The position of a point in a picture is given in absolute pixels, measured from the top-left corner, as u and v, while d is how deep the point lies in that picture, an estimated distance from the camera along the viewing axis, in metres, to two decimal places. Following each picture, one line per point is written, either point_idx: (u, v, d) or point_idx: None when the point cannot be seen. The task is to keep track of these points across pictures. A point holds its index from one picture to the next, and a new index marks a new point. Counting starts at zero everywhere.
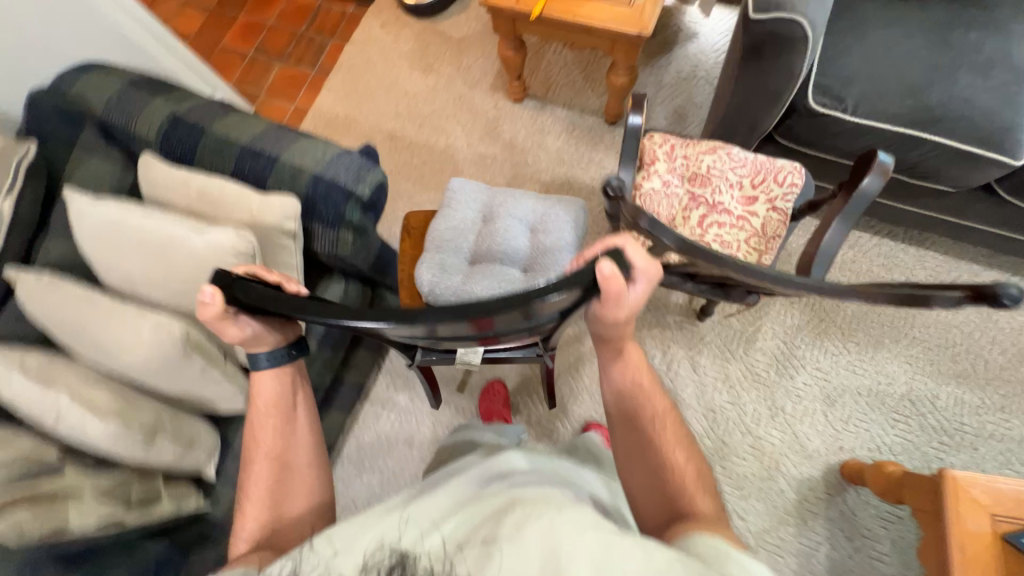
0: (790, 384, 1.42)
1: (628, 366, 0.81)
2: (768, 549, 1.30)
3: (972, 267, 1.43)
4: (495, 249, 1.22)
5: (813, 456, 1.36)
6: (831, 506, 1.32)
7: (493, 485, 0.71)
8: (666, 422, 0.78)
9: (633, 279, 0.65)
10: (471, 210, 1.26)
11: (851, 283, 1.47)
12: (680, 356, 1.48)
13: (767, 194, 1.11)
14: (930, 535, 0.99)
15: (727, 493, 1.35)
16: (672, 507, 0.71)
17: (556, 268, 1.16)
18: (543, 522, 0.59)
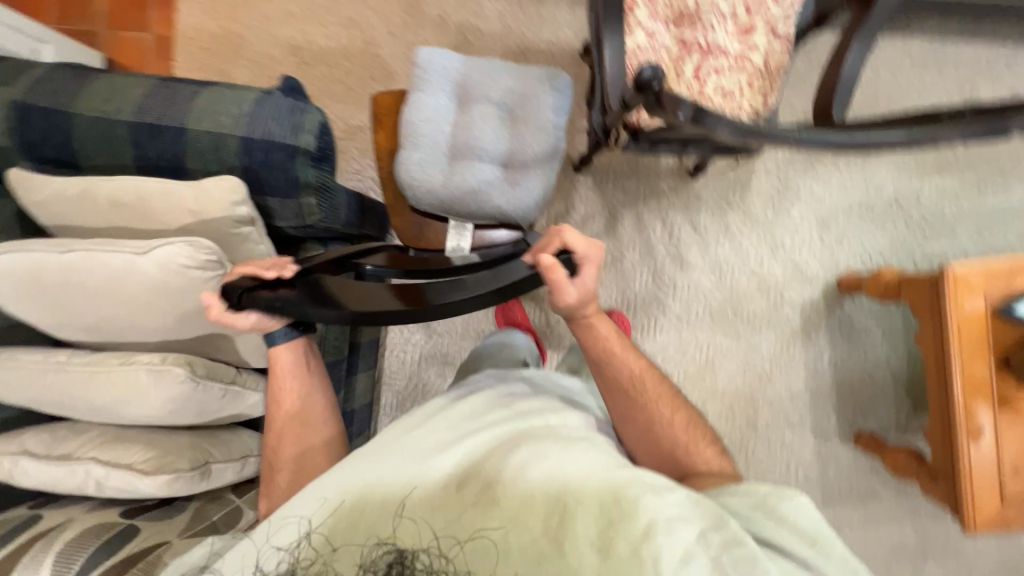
0: (787, 218, 1.44)
1: (601, 339, 0.82)
2: (781, 366, 1.47)
3: (958, 45, 1.36)
4: (476, 131, 1.08)
5: (812, 278, 1.45)
6: (833, 316, 1.46)
7: (495, 413, 0.77)
8: (647, 379, 0.82)
9: (581, 264, 0.74)
10: (446, 87, 1.08)
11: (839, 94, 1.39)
12: (679, 221, 1.47)
13: (763, 20, 0.96)
14: (925, 325, 1.12)
15: (741, 332, 1.47)
16: (685, 464, 0.80)
17: (541, 155, 1.07)
18: (549, 457, 0.67)
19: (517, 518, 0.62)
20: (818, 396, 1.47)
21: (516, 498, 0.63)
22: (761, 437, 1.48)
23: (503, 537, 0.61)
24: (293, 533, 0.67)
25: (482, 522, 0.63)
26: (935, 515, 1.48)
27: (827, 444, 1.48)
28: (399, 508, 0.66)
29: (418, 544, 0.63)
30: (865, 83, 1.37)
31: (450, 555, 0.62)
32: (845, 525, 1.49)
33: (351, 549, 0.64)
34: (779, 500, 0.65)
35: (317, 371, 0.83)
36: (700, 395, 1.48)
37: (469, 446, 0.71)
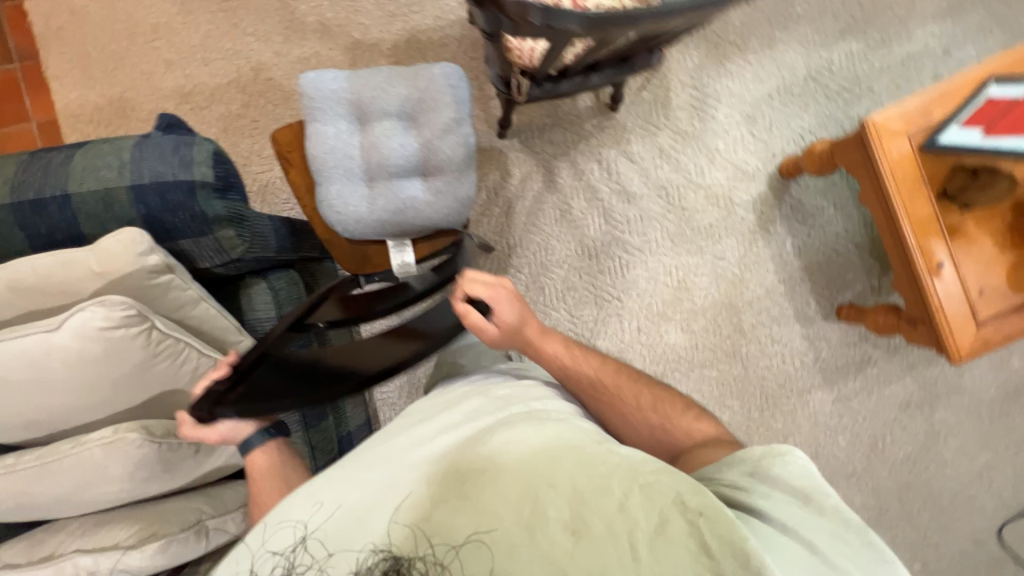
0: (714, 127, 1.45)
1: (553, 355, 0.92)
2: (751, 268, 1.50)
3: None
4: (387, 150, 0.95)
5: (754, 174, 1.46)
6: (785, 204, 1.48)
7: (472, 402, 0.83)
8: (604, 376, 0.93)
9: (494, 302, 0.85)
10: (338, 108, 0.95)
11: None
12: (613, 156, 1.46)
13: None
14: (866, 181, 1.13)
15: (703, 246, 1.49)
16: (671, 439, 0.88)
17: (462, 157, 0.96)
18: (528, 439, 0.71)
19: (499, 503, 0.65)
20: (793, 284, 1.50)
21: (497, 486, 0.67)
22: (750, 340, 1.52)
23: (486, 524, 0.64)
24: (290, 539, 0.69)
25: (466, 508, 0.66)
26: (931, 363, 1.54)
27: (814, 328, 1.51)
28: (390, 511, 0.69)
29: (412, 547, 0.65)
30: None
31: (438, 552, 0.64)
32: (852, 397, 1.54)
33: (343, 552, 0.66)
34: (770, 461, 0.70)
35: (289, 474, 0.77)
36: (682, 317, 1.52)
37: (453, 436, 0.77)
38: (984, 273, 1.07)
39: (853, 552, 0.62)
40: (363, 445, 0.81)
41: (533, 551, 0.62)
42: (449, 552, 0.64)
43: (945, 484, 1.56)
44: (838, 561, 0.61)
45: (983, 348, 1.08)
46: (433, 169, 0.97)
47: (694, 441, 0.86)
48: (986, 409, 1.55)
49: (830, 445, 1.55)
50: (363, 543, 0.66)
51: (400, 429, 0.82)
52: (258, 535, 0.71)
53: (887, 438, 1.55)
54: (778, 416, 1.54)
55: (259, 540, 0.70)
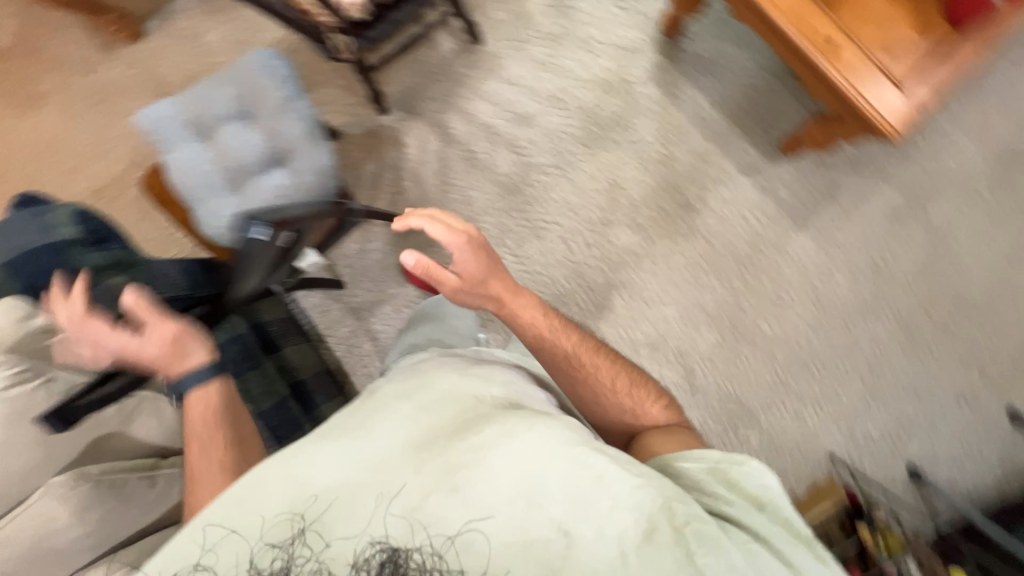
0: (581, 20, 1.41)
1: (527, 324, 0.89)
2: (674, 139, 1.42)
3: None
4: (237, 150, 0.97)
5: (638, 46, 1.40)
6: (684, 62, 1.40)
7: (455, 379, 0.79)
8: (581, 354, 0.89)
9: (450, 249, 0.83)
10: (180, 130, 0.97)
11: None
12: (495, 86, 1.44)
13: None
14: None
15: (617, 138, 1.43)
16: (632, 419, 0.87)
17: (309, 129, 0.98)
18: (523, 429, 0.68)
19: (493, 495, 0.63)
20: (726, 137, 1.41)
21: (492, 481, 0.64)
22: (704, 211, 1.44)
23: (481, 515, 0.63)
24: (288, 530, 0.64)
25: (461, 501, 0.63)
26: (904, 162, 1.42)
27: (764, 173, 1.42)
28: (388, 499, 0.64)
29: (410, 538, 0.62)
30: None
31: (435, 541, 0.62)
32: (832, 228, 1.43)
33: (341, 543, 0.63)
34: (729, 467, 0.72)
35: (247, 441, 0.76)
36: (627, 214, 1.45)
37: (438, 418, 0.73)
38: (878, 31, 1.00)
39: (809, 557, 0.64)
40: (360, 416, 0.74)
41: (527, 543, 0.61)
42: (446, 541, 0.62)
43: (973, 280, 1.42)
44: (796, 564, 0.63)
45: (921, 110, 0.97)
46: (287, 151, 0.98)
47: (654, 425, 0.85)
48: (985, 187, 1.41)
49: (831, 286, 1.45)
50: (360, 533, 0.63)
51: (387, 405, 0.74)
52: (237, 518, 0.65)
53: (890, 256, 1.43)
54: (765, 277, 1.45)
55: (254, 529, 0.65)
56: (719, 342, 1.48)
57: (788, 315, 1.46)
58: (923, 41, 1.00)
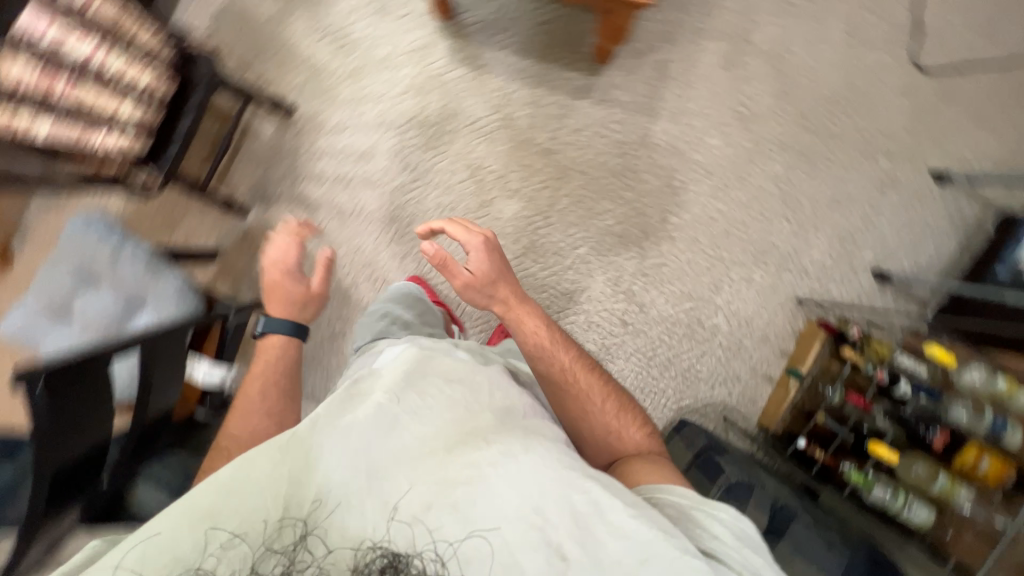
0: (369, 46, 1.46)
1: (528, 329, 0.94)
2: (503, 103, 1.47)
3: None
4: (95, 314, 1.00)
5: (428, 42, 1.46)
6: (475, 32, 1.45)
7: (453, 388, 0.79)
8: (575, 370, 0.91)
9: (467, 251, 0.97)
10: (43, 321, 1.02)
11: None
12: (328, 141, 1.49)
13: (50, 15, 0.89)
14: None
15: (456, 128, 1.48)
16: (612, 444, 0.87)
17: (157, 266, 1.05)
18: (523, 447, 0.71)
19: (492, 511, 0.65)
20: (545, 76, 1.46)
21: (494, 498, 0.66)
22: (565, 149, 1.47)
23: (483, 525, 0.64)
24: (290, 537, 0.63)
25: (461, 516, 0.64)
26: (713, 12, 1.45)
27: (596, 90, 1.46)
28: (392, 504, 0.65)
29: (412, 544, 0.63)
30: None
31: (435, 549, 0.63)
32: (681, 104, 1.46)
33: (342, 548, 0.62)
34: (700, 511, 0.71)
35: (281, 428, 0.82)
36: (502, 186, 1.48)
37: (441, 429, 0.72)
38: None
39: None
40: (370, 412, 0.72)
41: (524, 548, 0.63)
42: (445, 546, 0.63)
43: (828, 82, 1.45)
44: None
45: None
46: (143, 291, 1.03)
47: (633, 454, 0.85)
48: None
49: (711, 153, 1.47)
50: (359, 541, 0.63)
51: (386, 409, 0.73)
52: (227, 520, 0.62)
53: (746, 100, 1.45)
54: (649, 176, 1.47)
55: (257, 533, 0.63)
56: (642, 254, 1.49)
57: (689, 198, 1.48)
58: None
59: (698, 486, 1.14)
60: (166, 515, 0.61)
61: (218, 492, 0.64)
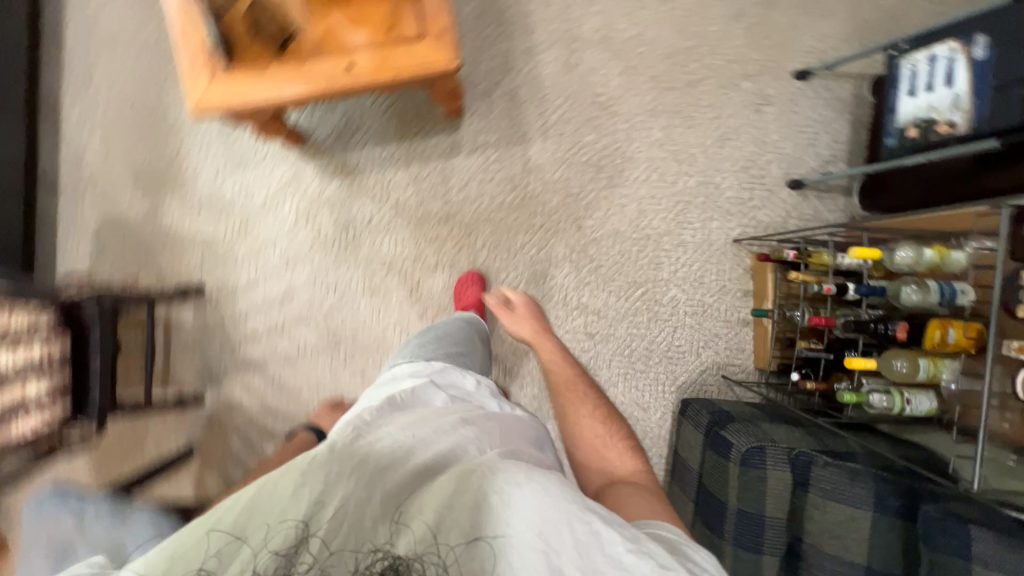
0: (245, 199, 1.49)
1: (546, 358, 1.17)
2: (388, 192, 1.50)
3: (67, 70, 1.47)
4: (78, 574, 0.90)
5: (294, 171, 1.49)
6: (334, 144, 1.48)
7: (464, 426, 0.81)
8: (572, 390, 1.09)
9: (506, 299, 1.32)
10: None
11: (119, 169, 1.49)
12: (246, 300, 1.50)
13: None
14: (274, 82, 1.05)
15: (356, 233, 1.50)
16: (607, 471, 0.92)
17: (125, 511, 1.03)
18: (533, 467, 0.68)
19: (495, 520, 0.62)
20: (414, 153, 1.49)
21: (499, 511, 0.62)
22: (462, 207, 1.50)
23: (485, 533, 0.61)
24: (287, 540, 0.60)
25: (462, 525, 0.62)
26: (534, 26, 1.48)
27: (464, 143, 1.49)
28: (398, 511, 0.65)
29: (412, 548, 0.60)
30: (115, 144, 1.49)
31: (438, 554, 0.60)
32: (544, 121, 1.49)
33: (343, 554, 0.60)
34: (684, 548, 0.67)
35: None
36: (422, 266, 1.50)
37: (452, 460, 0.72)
38: (367, 16, 1.06)
39: None
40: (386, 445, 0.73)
41: (530, 551, 0.60)
42: (446, 550, 0.60)
43: (665, 38, 1.49)
44: None
45: (450, 27, 1.04)
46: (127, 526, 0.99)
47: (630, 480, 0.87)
48: None
49: (593, 149, 1.49)
50: (362, 544, 0.61)
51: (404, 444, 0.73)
52: (241, 528, 0.60)
53: (601, 89, 1.49)
54: (549, 196, 1.50)
55: (259, 537, 0.60)
56: (575, 266, 1.51)
57: (592, 198, 1.50)
58: None
59: (719, 468, 1.13)
60: (188, 523, 0.60)
61: (236, 503, 0.62)
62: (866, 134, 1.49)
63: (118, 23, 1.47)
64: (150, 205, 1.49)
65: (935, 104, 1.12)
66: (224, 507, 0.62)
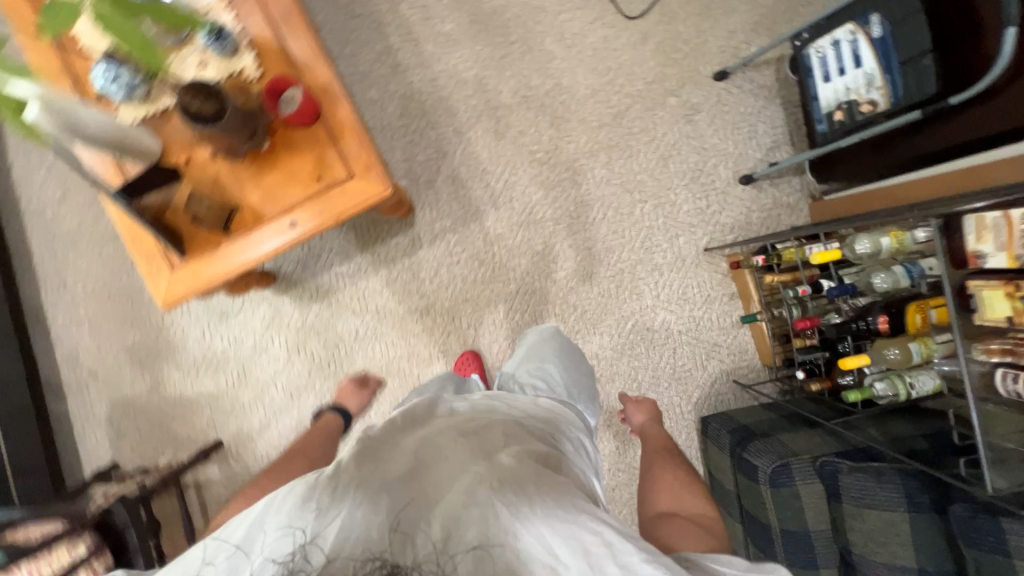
0: (236, 347, 1.54)
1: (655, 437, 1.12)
2: (365, 302, 1.54)
3: (41, 280, 1.55)
4: None
5: (273, 308, 1.54)
6: (303, 273, 1.53)
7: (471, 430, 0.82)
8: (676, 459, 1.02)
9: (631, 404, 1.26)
10: None
11: (112, 355, 1.55)
12: (264, 441, 1.55)
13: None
14: (234, 257, 1.10)
15: (347, 348, 1.54)
16: (678, 501, 0.88)
17: None
18: (540, 480, 0.73)
19: (496, 529, 0.66)
20: (379, 258, 1.53)
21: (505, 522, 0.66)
22: (438, 295, 1.53)
23: (486, 543, 0.65)
24: (290, 544, 0.65)
25: (463, 532, 0.66)
26: (454, 107, 1.52)
27: (422, 235, 1.53)
28: (401, 521, 0.66)
29: (413, 552, 0.64)
30: (103, 333, 1.54)
31: (437, 563, 0.63)
32: (490, 192, 1.52)
33: (343, 558, 0.63)
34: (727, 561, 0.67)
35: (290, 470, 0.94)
36: (418, 361, 1.54)
37: (463, 466, 0.73)
38: (295, 172, 1.09)
39: None
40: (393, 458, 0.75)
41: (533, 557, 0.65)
42: (446, 559, 0.64)
43: (581, 81, 1.51)
44: None
45: (376, 166, 1.09)
46: None
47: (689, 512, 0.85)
48: (500, 49, 1.52)
49: (544, 205, 1.52)
50: (362, 551, 0.64)
51: (411, 457, 0.75)
52: (251, 540, 0.67)
53: (534, 146, 1.52)
54: (517, 260, 1.53)
55: (262, 543, 0.66)
56: (561, 318, 1.53)
57: (557, 250, 1.53)
58: (316, 135, 1.09)
59: (752, 493, 1.14)
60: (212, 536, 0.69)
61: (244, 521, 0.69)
62: (800, 112, 1.50)
63: (73, 223, 1.54)
64: (150, 380, 1.55)
65: (851, 86, 1.14)
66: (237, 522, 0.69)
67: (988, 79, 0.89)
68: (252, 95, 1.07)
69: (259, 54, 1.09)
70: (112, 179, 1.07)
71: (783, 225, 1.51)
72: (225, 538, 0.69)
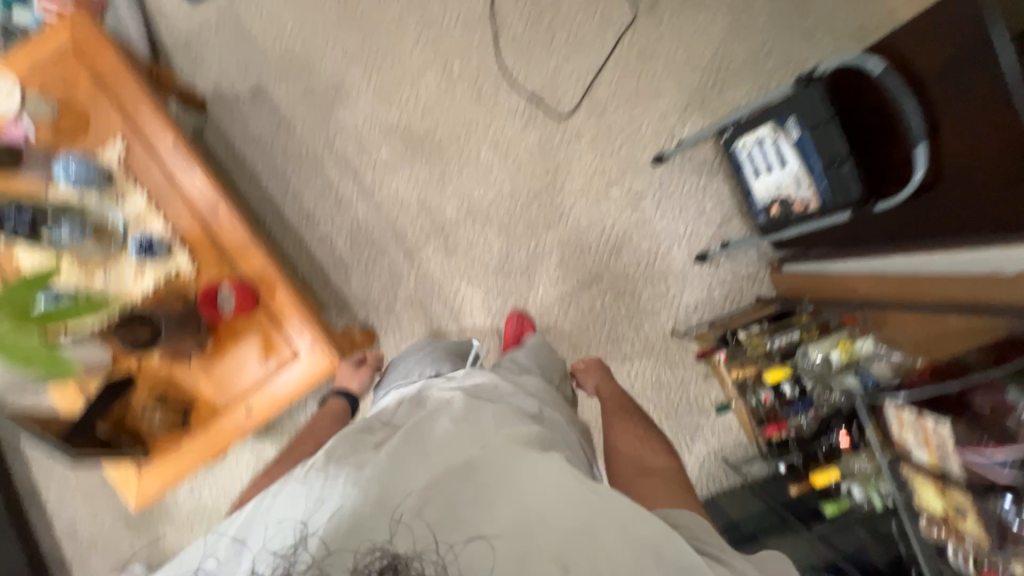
0: (225, 498, 1.55)
1: (606, 388, 1.14)
2: None
3: (31, 458, 1.59)
4: None
5: (256, 455, 1.55)
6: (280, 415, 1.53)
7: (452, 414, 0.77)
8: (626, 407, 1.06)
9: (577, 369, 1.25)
10: None
11: (106, 522, 1.57)
12: None
13: None
14: (194, 452, 1.12)
15: None
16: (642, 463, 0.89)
17: None
18: (530, 464, 0.66)
19: (496, 518, 0.59)
20: None
21: (505, 507, 0.60)
22: None
23: (485, 529, 0.58)
24: (288, 536, 0.61)
25: (461, 517, 0.59)
26: (403, 230, 1.54)
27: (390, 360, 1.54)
28: (397, 510, 0.60)
29: (410, 542, 0.58)
30: (97, 502, 1.57)
31: (438, 551, 0.57)
32: (451, 307, 1.53)
33: (343, 553, 0.58)
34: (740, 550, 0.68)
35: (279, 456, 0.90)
36: None
37: (452, 451, 0.68)
38: (245, 352, 1.11)
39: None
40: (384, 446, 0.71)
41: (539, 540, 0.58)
42: (446, 548, 0.58)
43: (522, 185, 1.52)
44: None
45: (321, 342, 1.11)
46: None
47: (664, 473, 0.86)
48: (438, 168, 1.53)
49: (505, 312, 1.53)
50: (361, 543, 0.58)
51: (401, 442, 0.70)
52: (253, 532, 0.63)
53: (486, 256, 1.53)
54: None
55: (259, 538, 0.62)
56: None
57: None
58: (258, 318, 1.11)
59: None
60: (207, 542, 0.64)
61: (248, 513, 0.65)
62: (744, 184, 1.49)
63: None
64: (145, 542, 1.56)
65: (780, 184, 1.14)
66: (237, 515, 0.66)
67: (907, 191, 0.88)
68: (189, 297, 1.09)
69: (192, 251, 1.11)
70: (67, 410, 1.10)
71: (746, 297, 1.49)
72: (225, 531, 0.65)
